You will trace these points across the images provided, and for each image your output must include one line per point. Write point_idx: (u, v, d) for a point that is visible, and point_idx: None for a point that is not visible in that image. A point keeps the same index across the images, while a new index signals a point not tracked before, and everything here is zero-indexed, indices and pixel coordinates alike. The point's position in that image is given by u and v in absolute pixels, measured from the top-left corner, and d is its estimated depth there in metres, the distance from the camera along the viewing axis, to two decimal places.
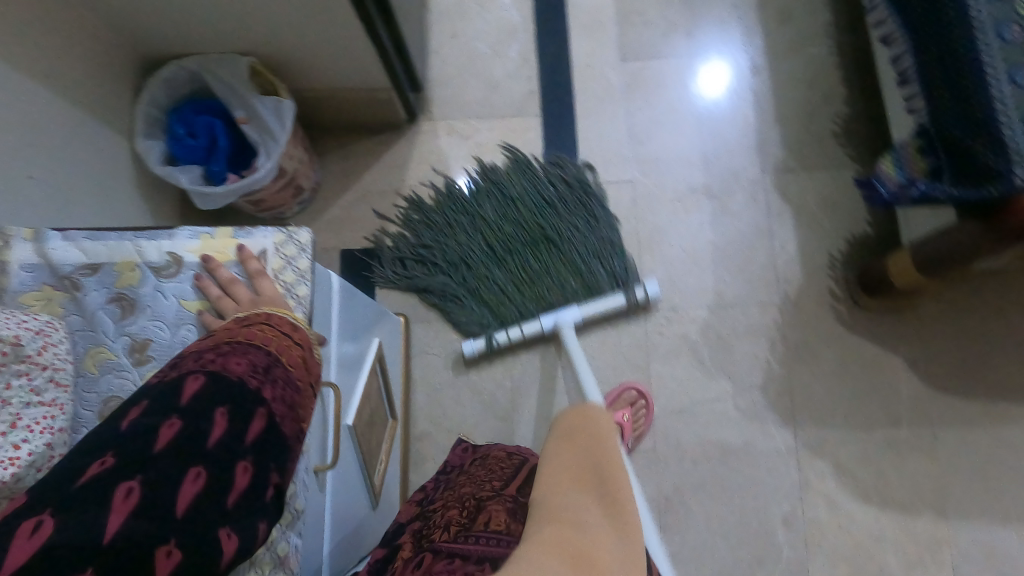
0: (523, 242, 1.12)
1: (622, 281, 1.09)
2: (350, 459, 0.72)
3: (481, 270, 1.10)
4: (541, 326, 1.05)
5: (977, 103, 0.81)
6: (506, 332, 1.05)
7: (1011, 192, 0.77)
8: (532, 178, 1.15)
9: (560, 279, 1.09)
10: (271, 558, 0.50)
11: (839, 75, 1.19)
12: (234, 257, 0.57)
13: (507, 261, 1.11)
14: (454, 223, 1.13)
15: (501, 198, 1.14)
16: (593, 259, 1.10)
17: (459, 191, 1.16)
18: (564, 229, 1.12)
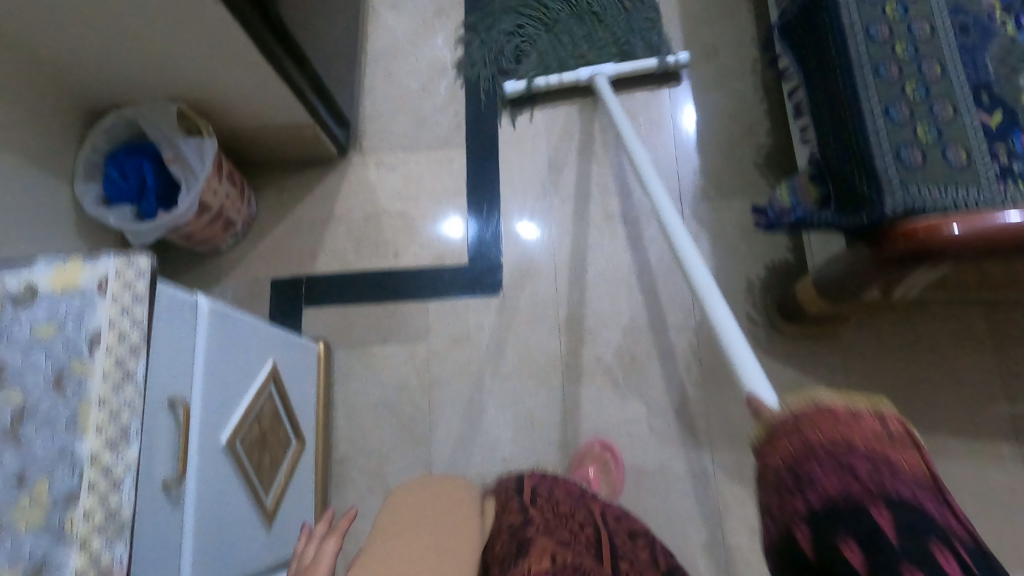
0: (569, 10, 1.25)
1: (656, 48, 1.22)
2: (229, 477, 0.75)
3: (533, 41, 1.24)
4: (579, 77, 1.19)
5: (855, 139, 0.82)
6: (547, 77, 1.20)
7: (880, 221, 0.77)
8: None
9: (598, 42, 1.23)
10: (94, 569, 0.54)
11: (760, 106, 1.21)
12: (80, 283, 0.60)
13: (557, 32, 1.23)
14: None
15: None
16: (631, 30, 1.23)
17: (505, 2, 1.27)
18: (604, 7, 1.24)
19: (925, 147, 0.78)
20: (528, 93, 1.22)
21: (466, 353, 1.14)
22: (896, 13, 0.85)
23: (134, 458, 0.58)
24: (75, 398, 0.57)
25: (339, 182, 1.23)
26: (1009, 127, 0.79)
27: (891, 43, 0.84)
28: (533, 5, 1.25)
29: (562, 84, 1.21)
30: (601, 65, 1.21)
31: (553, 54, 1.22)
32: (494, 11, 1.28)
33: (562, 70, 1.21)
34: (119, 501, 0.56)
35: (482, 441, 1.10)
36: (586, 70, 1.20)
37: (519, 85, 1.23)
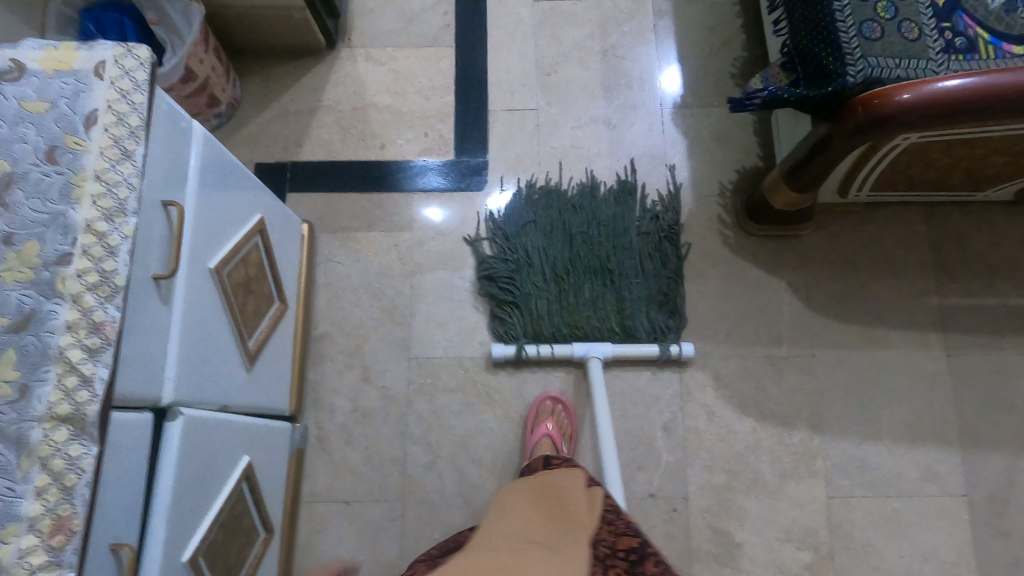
0: (588, 271, 1.14)
1: (662, 334, 1.11)
2: (212, 303, 0.77)
3: (535, 290, 1.12)
4: (572, 351, 1.08)
5: (822, 16, 0.88)
6: (538, 348, 1.08)
7: (843, 91, 0.84)
8: (595, 212, 1.17)
9: (602, 308, 1.12)
10: (86, 324, 0.54)
11: (738, 22, 1.26)
12: (73, 67, 0.60)
13: (566, 293, 1.12)
14: (530, 266, 1.14)
15: (589, 201, 1.18)
16: (645, 304, 1.12)
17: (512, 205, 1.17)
18: (624, 267, 1.14)
19: (884, 22, 0.85)
20: (516, 359, 1.09)
21: (447, 244, 1.16)
22: None
23: (131, 234, 0.59)
24: (69, 169, 0.57)
25: (327, 73, 1.24)
26: (954, 6, 0.86)
27: None
28: (545, 247, 1.15)
29: (554, 356, 1.09)
30: (599, 342, 1.09)
31: (547, 322, 1.11)
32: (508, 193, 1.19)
33: (556, 337, 1.10)
34: (113, 266, 0.57)
35: (460, 326, 1.13)
36: (581, 345, 1.09)
37: (506, 320, 1.11)
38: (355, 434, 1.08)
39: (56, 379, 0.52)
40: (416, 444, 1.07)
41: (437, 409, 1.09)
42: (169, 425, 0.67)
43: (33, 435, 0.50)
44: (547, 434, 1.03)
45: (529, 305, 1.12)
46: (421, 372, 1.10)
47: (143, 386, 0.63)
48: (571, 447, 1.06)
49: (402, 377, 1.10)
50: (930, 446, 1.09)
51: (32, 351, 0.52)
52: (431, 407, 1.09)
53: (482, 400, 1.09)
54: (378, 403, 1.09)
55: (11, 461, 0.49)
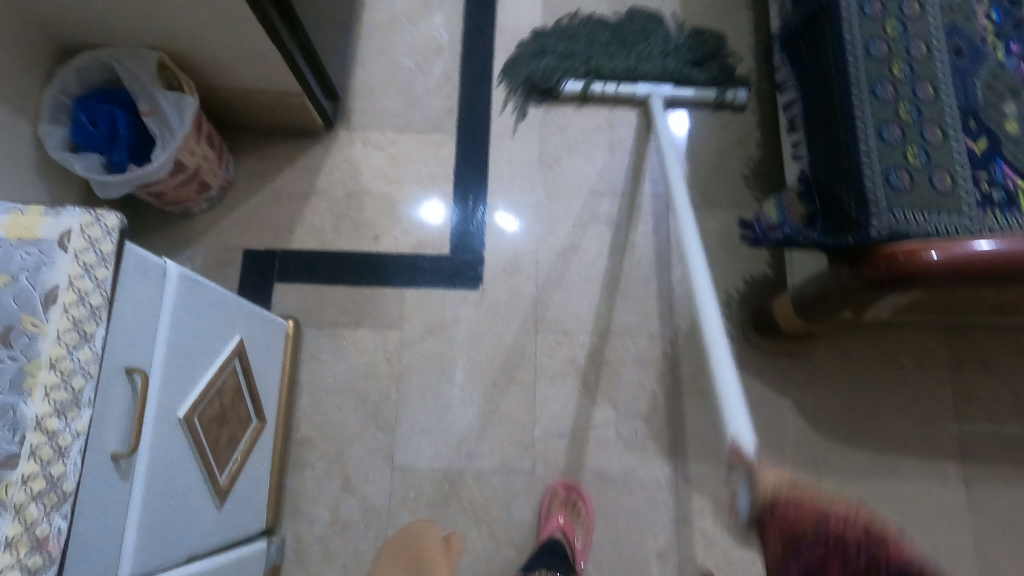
0: (635, 39, 1.22)
1: (720, 79, 1.21)
2: (180, 452, 0.72)
3: (592, 51, 1.21)
4: (635, 92, 1.19)
5: (846, 158, 0.82)
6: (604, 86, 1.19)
7: (864, 243, 0.78)
8: (629, 24, 1.23)
9: (657, 67, 1.20)
10: (28, 539, 0.50)
11: (753, 119, 1.21)
12: (36, 236, 0.55)
13: (619, 65, 1.20)
14: (582, 36, 1.22)
15: (622, 26, 1.23)
16: (697, 57, 1.22)
17: (550, 28, 1.24)
18: (670, 54, 1.21)
19: (914, 171, 0.78)
20: (582, 98, 1.20)
21: (439, 344, 1.11)
22: (896, 30, 0.84)
23: (85, 429, 0.54)
24: (22, 355, 0.53)
25: (322, 155, 1.19)
26: (993, 154, 0.80)
27: (889, 63, 0.83)
28: (589, 51, 1.21)
29: (616, 96, 1.20)
30: (661, 84, 1.20)
31: (610, 66, 1.19)
32: (542, 46, 1.23)
33: (620, 78, 1.20)
34: (62, 469, 0.52)
35: (448, 435, 1.08)
36: (644, 86, 1.19)
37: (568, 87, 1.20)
38: (334, 547, 1.03)
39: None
40: None
41: (420, 524, 1.04)
42: None
43: None
44: (559, 528, 1.01)
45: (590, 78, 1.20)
46: (405, 483, 1.06)
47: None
48: (585, 540, 1.03)
49: (384, 487, 1.05)
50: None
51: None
52: (414, 522, 1.04)
53: (468, 515, 1.04)
54: (359, 515, 1.04)
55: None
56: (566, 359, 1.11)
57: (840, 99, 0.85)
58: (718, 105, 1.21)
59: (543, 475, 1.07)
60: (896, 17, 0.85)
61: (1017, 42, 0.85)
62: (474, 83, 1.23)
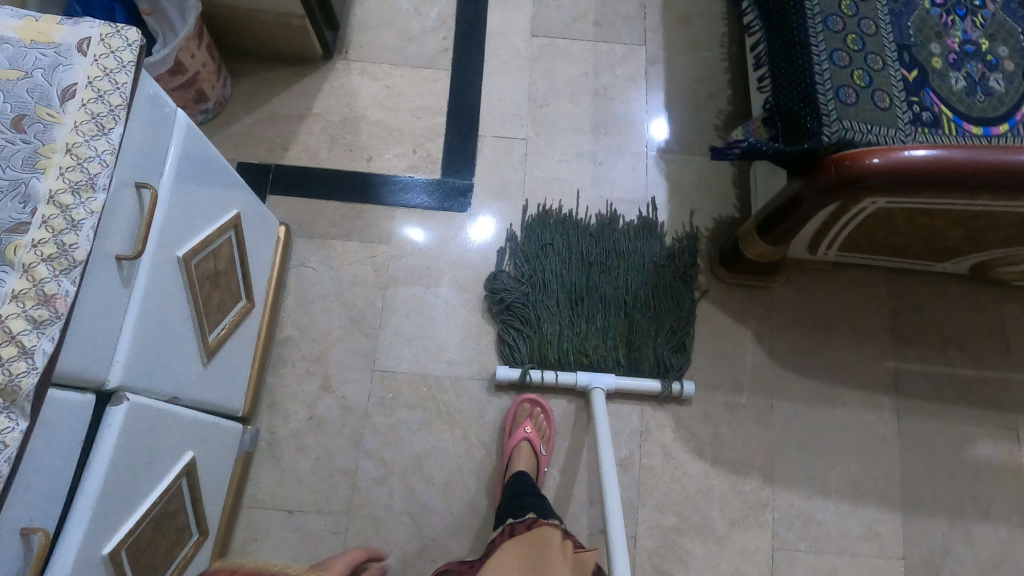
0: (596, 328, 1.14)
1: (667, 367, 1.13)
2: (176, 291, 0.76)
3: (551, 310, 1.15)
4: (575, 379, 1.09)
5: (802, 78, 0.90)
6: (543, 371, 1.09)
7: (817, 149, 0.85)
8: (612, 265, 1.19)
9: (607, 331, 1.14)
10: (34, 294, 0.53)
11: (725, 78, 1.31)
12: (54, 40, 0.61)
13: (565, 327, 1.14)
14: (548, 315, 1.14)
15: (599, 263, 1.19)
16: (653, 332, 1.15)
17: (526, 248, 1.19)
18: (632, 334, 1.14)
19: (859, 89, 0.86)
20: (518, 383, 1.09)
21: (423, 260, 1.17)
22: None
23: (99, 210, 0.59)
24: (37, 139, 0.57)
25: (321, 81, 1.26)
26: (923, 83, 0.88)
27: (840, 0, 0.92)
28: (550, 291, 1.16)
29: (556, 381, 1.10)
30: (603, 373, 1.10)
31: (554, 354, 1.12)
32: (520, 267, 1.17)
33: (561, 366, 1.11)
34: (73, 240, 0.56)
35: (428, 344, 1.13)
36: (585, 374, 1.10)
37: (512, 348, 1.12)
38: (308, 441, 1.06)
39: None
40: (369, 458, 1.06)
41: (394, 424, 1.08)
42: (111, 409, 0.66)
43: None
44: (525, 438, 1.04)
45: (536, 334, 1.12)
46: (382, 385, 1.10)
47: (89, 366, 0.61)
48: (547, 448, 1.08)
49: (363, 388, 1.09)
50: (876, 507, 1.10)
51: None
52: (389, 421, 1.08)
53: (441, 419, 1.09)
54: (335, 412, 1.08)
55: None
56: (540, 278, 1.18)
57: (796, 30, 0.93)
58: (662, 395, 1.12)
59: (516, 387, 1.12)
60: None
61: None
62: (467, 27, 1.31)
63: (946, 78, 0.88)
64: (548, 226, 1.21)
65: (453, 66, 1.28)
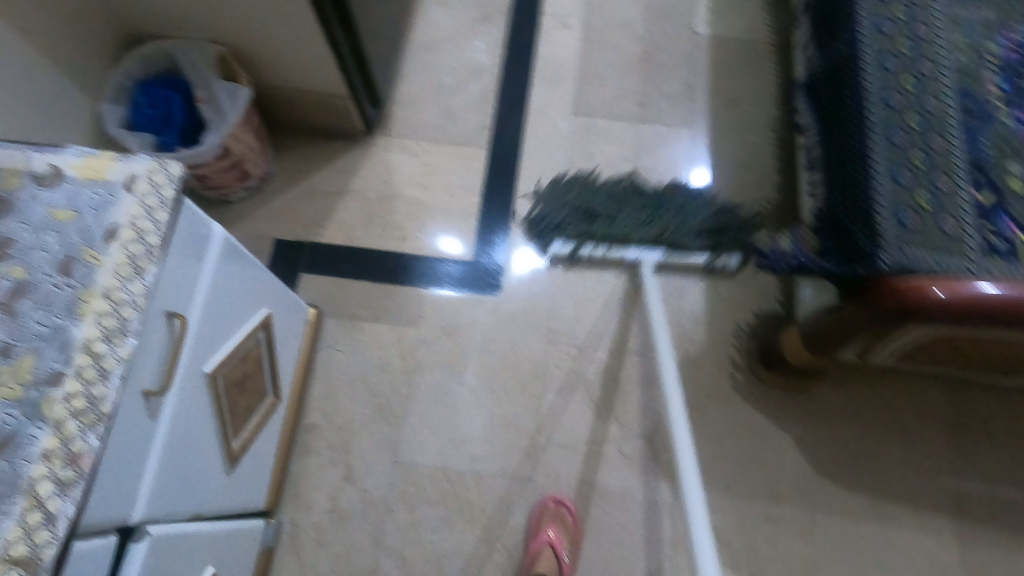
0: (644, 211, 1.20)
1: (716, 244, 1.19)
2: (202, 408, 0.74)
3: (603, 215, 1.20)
4: (624, 256, 1.17)
5: (859, 195, 0.86)
6: (592, 248, 1.18)
7: (871, 274, 0.80)
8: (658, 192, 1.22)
9: (655, 228, 1.19)
10: (62, 453, 0.52)
11: (773, 163, 1.26)
12: (104, 177, 0.60)
13: (615, 221, 1.19)
14: (600, 212, 1.20)
15: (646, 187, 1.23)
16: (699, 214, 1.21)
17: (574, 184, 1.23)
18: (681, 216, 1.20)
19: (922, 213, 0.80)
20: (569, 257, 1.19)
21: (451, 345, 1.15)
22: (911, 85, 0.88)
23: (127, 357, 0.57)
24: (79, 283, 0.57)
25: (360, 157, 1.26)
26: (1000, 208, 0.79)
27: (904, 113, 0.86)
28: (599, 206, 1.20)
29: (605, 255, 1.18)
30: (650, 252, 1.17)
31: (603, 229, 1.19)
32: (567, 183, 1.23)
33: (610, 243, 1.18)
34: (102, 392, 0.55)
35: (453, 435, 1.10)
36: (633, 252, 1.17)
37: (563, 220, 1.20)
38: (328, 535, 1.04)
39: (19, 514, 0.49)
40: (389, 556, 1.03)
41: (415, 521, 1.05)
42: (133, 548, 0.63)
43: None
44: (549, 542, 0.99)
45: (587, 232, 1.19)
46: (405, 478, 1.07)
47: (111, 510, 0.60)
48: (573, 554, 1.02)
49: (386, 480, 1.07)
50: None
51: (1, 480, 0.50)
52: (410, 516, 1.05)
53: (463, 517, 1.05)
54: (357, 505, 1.05)
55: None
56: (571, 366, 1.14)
57: (856, 143, 0.89)
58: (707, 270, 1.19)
59: (542, 485, 1.08)
60: (911, 74, 0.88)
61: None
62: (509, 104, 1.30)
63: None
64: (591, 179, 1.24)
65: (492, 144, 1.27)
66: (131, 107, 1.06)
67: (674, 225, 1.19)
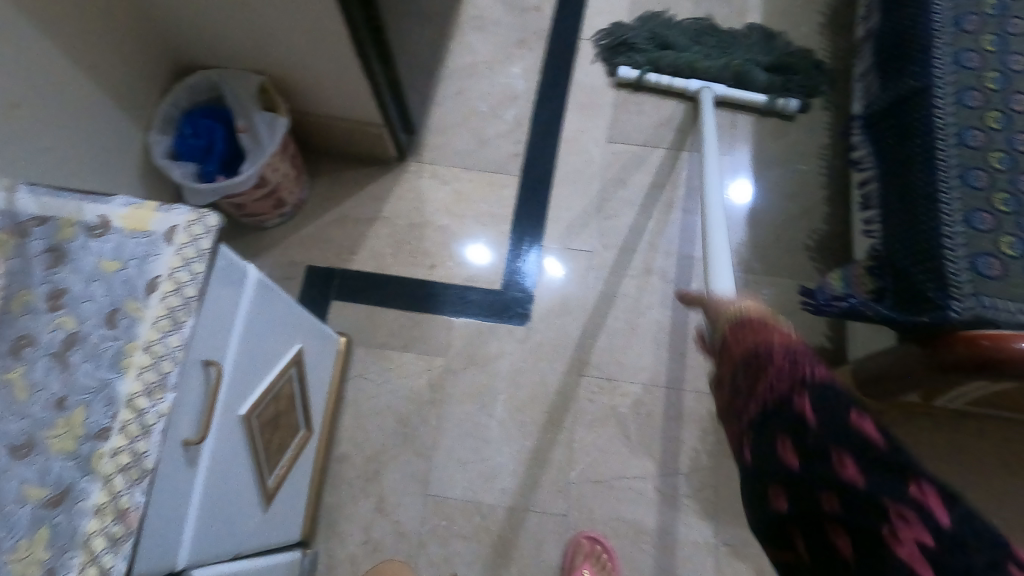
0: (713, 42, 1.32)
1: (776, 87, 1.29)
2: (238, 449, 0.74)
3: (677, 40, 1.32)
4: (687, 86, 1.29)
5: (926, 238, 0.82)
6: (660, 76, 1.29)
7: (942, 324, 0.75)
8: (728, 38, 1.33)
9: (721, 63, 1.29)
10: (112, 508, 0.53)
11: (814, 191, 1.23)
12: (148, 229, 0.60)
13: (683, 53, 1.31)
14: (671, 39, 1.32)
15: (718, 28, 1.34)
16: (767, 63, 1.31)
17: (654, 17, 1.35)
18: (748, 56, 1.31)
19: (1006, 260, 0.76)
20: (635, 83, 1.31)
21: (483, 375, 1.13)
22: (997, 122, 0.84)
23: (167, 411, 0.57)
24: (123, 336, 0.56)
25: (392, 184, 1.26)
26: None
27: (986, 152, 0.83)
28: (673, 32, 1.33)
29: (670, 86, 1.29)
30: (714, 84, 1.28)
31: (674, 60, 1.30)
32: (642, 19, 1.35)
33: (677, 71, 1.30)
34: (145, 446, 0.55)
35: (484, 468, 1.08)
36: (697, 82, 1.29)
37: (636, 44, 1.32)
38: (360, 569, 1.03)
39: (78, 568, 0.50)
40: None
41: (447, 555, 1.03)
42: None
43: None
44: None
45: (656, 56, 1.30)
46: (437, 511, 1.06)
47: (157, 561, 0.59)
48: None
49: (418, 514, 1.06)
50: None
51: (56, 537, 0.50)
52: (442, 551, 1.04)
53: (496, 552, 1.03)
54: (390, 538, 1.04)
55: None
56: (606, 399, 1.11)
57: (926, 180, 0.85)
58: (766, 109, 1.29)
59: (576, 521, 1.05)
60: (998, 110, 0.85)
61: None
62: (544, 129, 1.29)
63: None
64: (667, 16, 1.36)
65: (527, 170, 1.26)
66: (176, 135, 1.08)
67: (739, 61, 1.30)
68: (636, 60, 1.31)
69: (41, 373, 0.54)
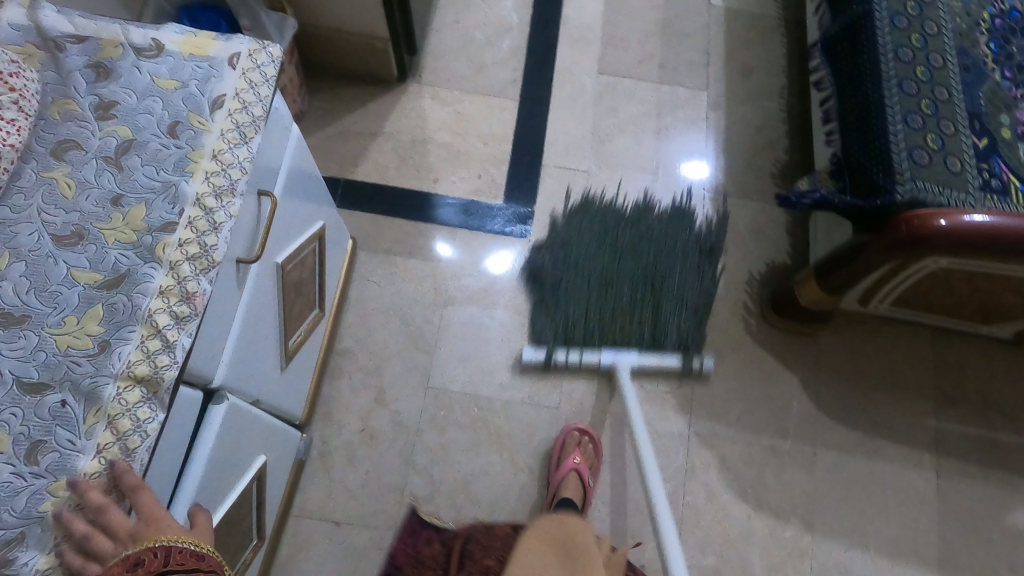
0: (632, 278, 1.20)
1: (687, 343, 1.17)
2: (271, 296, 0.78)
3: (584, 291, 1.18)
4: (599, 360, 1.12)
5: (877, 136, 0.93)
6: (568, 354, 1.11)
7: (890, 204, 0.88)
8: (657, 234, 1.24)
9: (636, 323, 1.17)
10: (178, 292, 0.55)
11: (782, 128, 1.35)
12: (206, 54, 0.64)
13: (593, 316, 1.16)
14: (580, 303, 1.17)
15: (640, 221, 1.25)
16: (681, 309, 1.19)
17: (579, 209, 1.25)
18: (667, 282, 1.21)
19: (932, 153, 0.89)
20: (543, 365, 1.12)
21: (480, 281, 1.19)
22: (919, 42, 0.98)
23: (235, 214, 0.61)
24: (187, 145, 0.60)
25: (394, 102, 1.30)
26: (992, 151, 0.90)
27: (915, 66, 0.96)
28: (585, 278, 1.19)
29: (581, 362, 1.12)
30: (625, 352, 1.13)
31: (583, 330, 1.15)
32: (564, 237, 1.22)
33: (586, 347, 1.14)
34: (214, 241, 0.58)
35: (482, 364, 1.14)
36: (609, 354, 1.13)
37: (545, 318, 1.16)
38: (358, 454, 1.07)
39: (138, 340, 0.52)
40: (418, 475, 1.07)
41: (445, 443, 1.09)
42: (212, 409, 0.67)
43: (106, 391, 0.50)
44: (574, 468, 1.04)
45: (570, 321, 1.16)
46: (437, 402, 1.11)
47: (205, 366, 0.63)
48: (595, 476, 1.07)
49: (417, 405, 1.11)
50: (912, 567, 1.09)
51: (120, 311, 0.53)
52: (440, 438, 1.09)
53: (491, 440, 1.10)
54: (388, 427, 1.09)
55: (78, 413, 0.49)
56: None
57: (872, 90, 0.97)
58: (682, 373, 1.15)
59: (566, 414, 1.13)
60: (919, 32, 0.99)
61: (1010, 69, 0.97)
62: (538, 61, 1.36)
63: (1015, 148, 0.91)
64: (590, 215, 1.25)
65: (523, 96, 1.33)
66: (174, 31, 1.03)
67: (655, 326, 1.17)
68: (543, 329, 1.16)
69: (95, 170, 0.57)
